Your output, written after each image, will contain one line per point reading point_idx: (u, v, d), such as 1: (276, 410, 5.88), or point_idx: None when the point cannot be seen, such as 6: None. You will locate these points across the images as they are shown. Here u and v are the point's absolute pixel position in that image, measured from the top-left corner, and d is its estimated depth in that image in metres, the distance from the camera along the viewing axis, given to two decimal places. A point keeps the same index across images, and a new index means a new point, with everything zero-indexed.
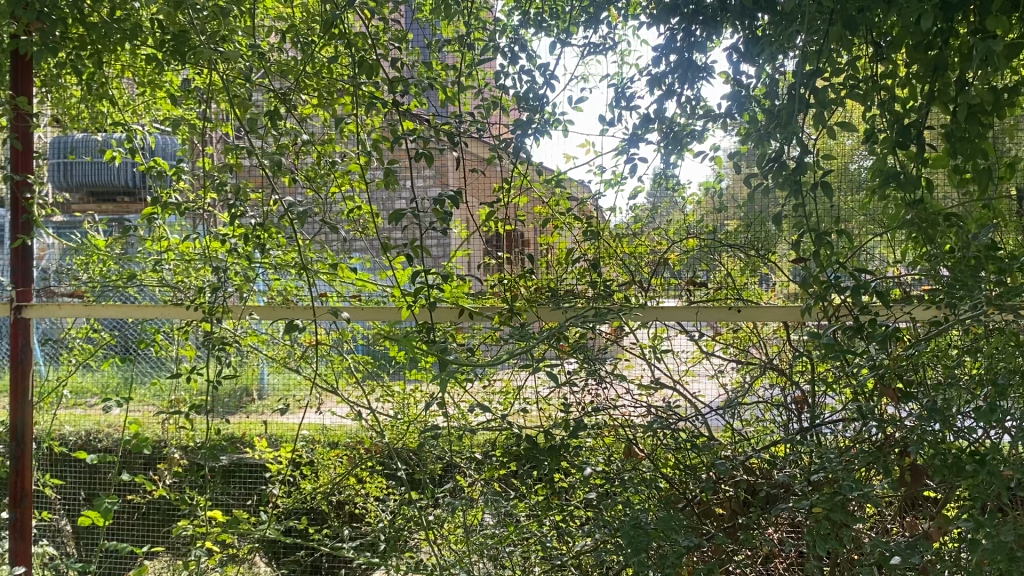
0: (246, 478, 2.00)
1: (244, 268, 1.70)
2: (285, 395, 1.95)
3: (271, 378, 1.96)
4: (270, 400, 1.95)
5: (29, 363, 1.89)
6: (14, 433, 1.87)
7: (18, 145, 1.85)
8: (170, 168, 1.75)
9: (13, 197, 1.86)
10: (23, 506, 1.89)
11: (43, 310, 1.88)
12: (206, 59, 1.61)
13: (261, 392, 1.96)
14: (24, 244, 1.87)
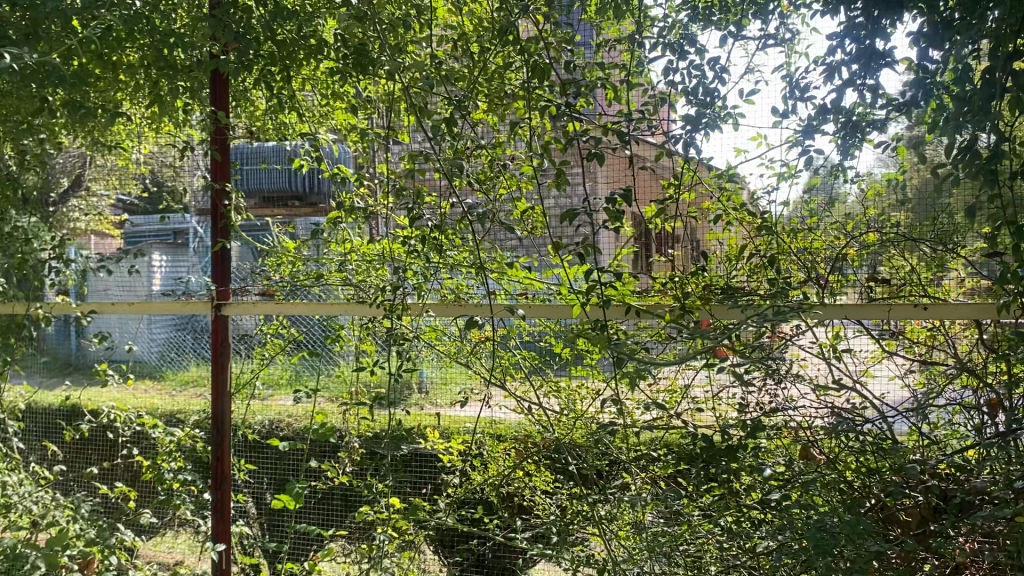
0: (422, 466, 2.09)
1: (420, 268, 1.78)
2: (443, 389, 2.05)
3: (430, 372, 2.05)
4: (430, 395, 2.05)
5: (228, 356, 2.05)
6: (215, 420, 2.03)
7: (217, 156, 2.00)
8: (353, 174, 1.86)
9: (214, 204, 2.01)
10: (224, 488, 2.04)
11: (239, 308, 2.03)
12: (385, 70, 1.70)
13: (422, 386, 2.05)
14: (224, 248, 2.04)
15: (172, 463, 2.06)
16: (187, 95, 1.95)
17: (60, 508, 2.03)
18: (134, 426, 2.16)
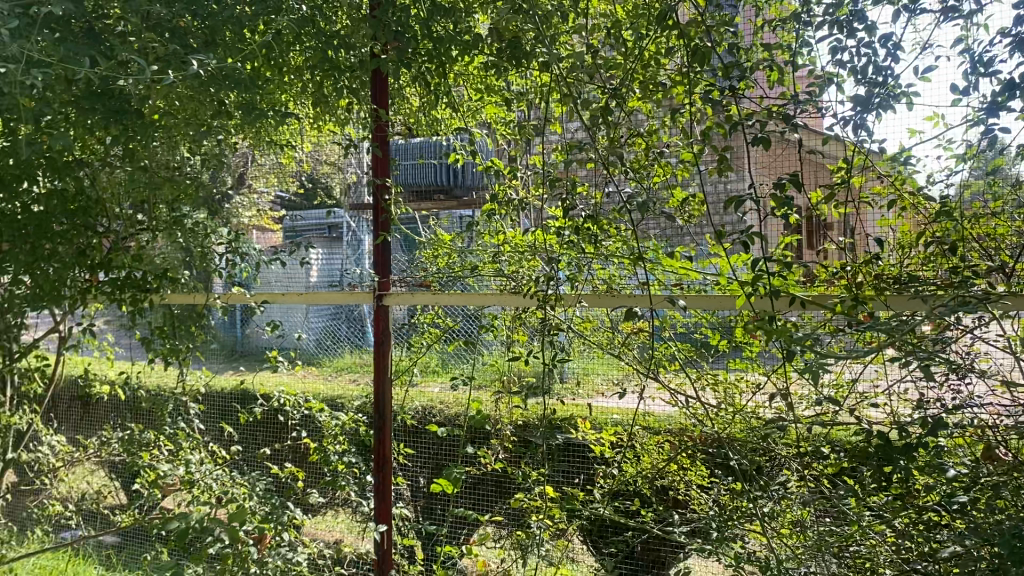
0: (574, 456, 2.11)
1: (573, 258, 1.77)
2: (584, 378, 2.07)
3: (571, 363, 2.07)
4: (571, 383, 2.06)
5: (388, 346, 2.15)
6: (376, 405, 2.12)
7: (378, 151, 2.05)
8: (506, 167, 1.87)
9: (375, 199, 2.07)
10: (384, 471, 2.13)
11: (400, 298, 2.11)
12: (539, 61, 1.71)
13: (563, 375, 2.06)
14: (385, 240, 2.10)
15: (337, 445, 2.16)
16: (349, 94, 2.02)
17: (237, 487, 2.15)
18: (302, 409, 2.27)
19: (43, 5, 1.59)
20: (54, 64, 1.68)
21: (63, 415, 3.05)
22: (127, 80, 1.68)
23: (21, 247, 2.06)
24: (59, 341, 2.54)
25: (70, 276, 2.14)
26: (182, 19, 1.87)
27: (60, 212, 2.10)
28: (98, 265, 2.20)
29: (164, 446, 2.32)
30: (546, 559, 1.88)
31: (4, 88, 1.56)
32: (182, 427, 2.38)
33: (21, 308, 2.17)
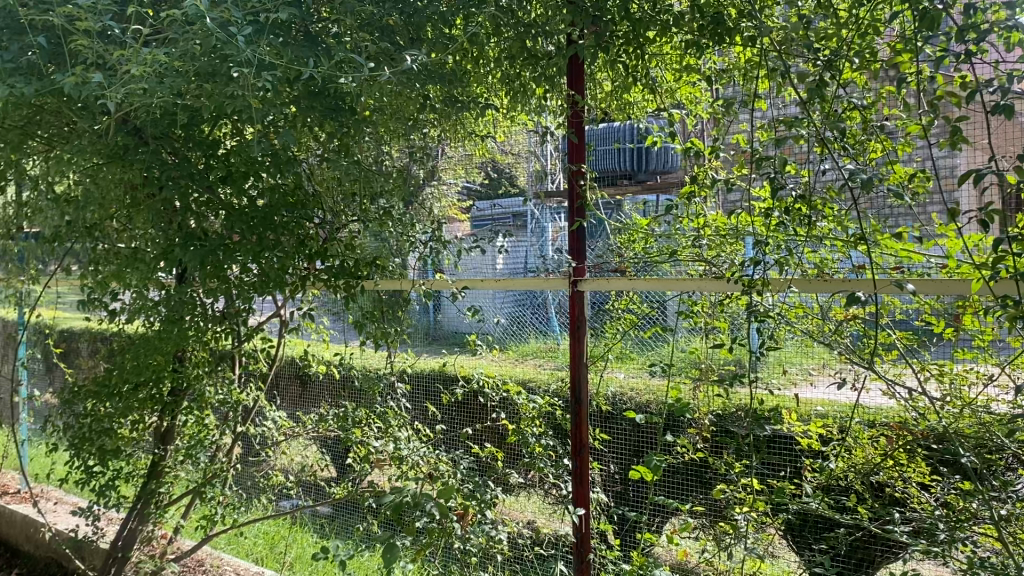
0: (782, 450, 2.07)
1: (780, 241, 1.70)
2: (779, 369, 1.99)
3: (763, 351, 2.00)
4: (768, 372, 2.00)
5: (584, 330, 2.14)
6: (573, 389, 2.12)
7: (574, 138, 2.06)
8: (706, 147, 1.83)
9: (571, 185, 2.08)
10: (582, 455, 2.14)
11: (595, 284, 2.10)
12: (743, 36, 1.66)
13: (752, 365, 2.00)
14: (580, 226, 2.10)
15: (535, 428, 2.20)
16: (546, 81, 2.02)
17: (442, 465, 2.25)
18: (500, 392, 2.32)
19: (273, 12, 1.74)
20: (282, 66, 1.83)
21: (285, 392, 3.32)
22: (345, 78, 1.80)
23: (250, 238, 2.21)
24: (281, 325, 2.76)
25: (293, 264, 2.32)
26: (391, 18, 1.96)
27: (282, 205, 2.25)
28: (315, 253, 2.35)
29: (374, 424, 2.47)
30: (752, 551, 1.83)
31: (241, 90, 1.71)
32: (389, 406, 2.52)
33: (248, 296, 2.32)
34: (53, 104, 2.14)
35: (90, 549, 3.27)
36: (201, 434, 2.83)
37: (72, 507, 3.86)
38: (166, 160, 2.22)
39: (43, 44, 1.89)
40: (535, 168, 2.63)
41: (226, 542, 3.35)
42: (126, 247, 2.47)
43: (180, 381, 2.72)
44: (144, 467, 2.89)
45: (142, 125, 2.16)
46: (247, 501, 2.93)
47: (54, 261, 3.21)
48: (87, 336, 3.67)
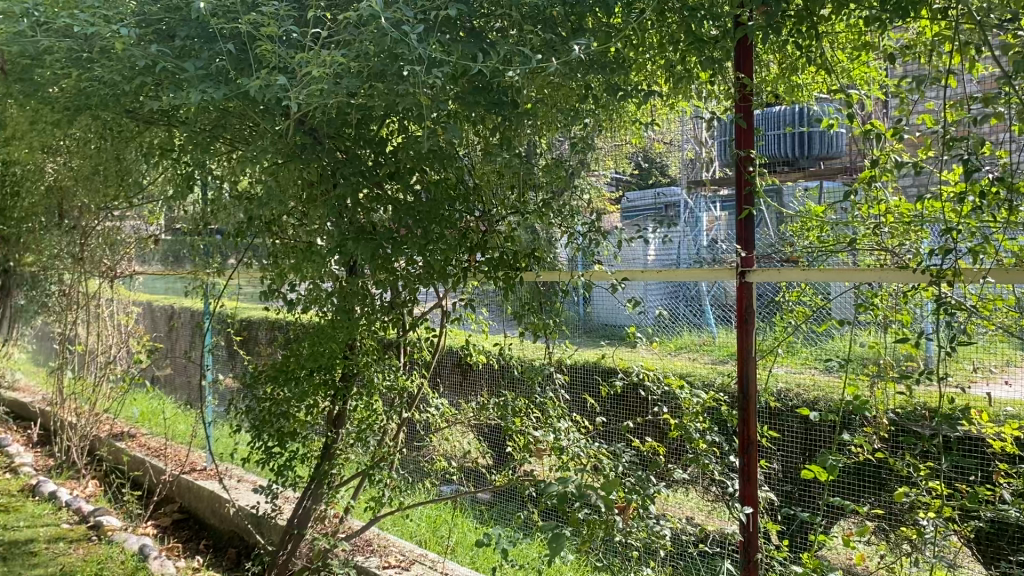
0: (972, 451, 2.01)
1: (975, 228, 1.57)
2: (967, 365, 1.87)
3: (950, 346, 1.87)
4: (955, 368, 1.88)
5: (753, 322, 2.03)
6: (741, 384, 2.03)
7: (742, 123, 1.98)
8: (888, 128, 1.73)
9: (738, 172, 2.01)
10: (750, 452, 2.04)
11: (765, 274, 1.99)
12: (931, 8, 1.56)
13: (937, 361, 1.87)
14: (748, 215, 2.02)
15: (700, 424, 2.14)
16: (714, 64, 1.95)
17: (603, 456, 2.25)
18: (662, 385, 2.28)
19: (442, 9, 1.78)
20: (450, 61, 1.88)
21: (447, 380, 3.45)
22: (512, 72, 1.83)
23: (417, 231, 2.28)
24: (443, 315, 2.84)
25: (457, 256, 2.38)
26: (553, 9, 1.96)
27: (446, 198, 2.31)
28: (476, 245, 2.41)
29: (534, 413, 2.50)
30: (939, 560, 1.71)
31: (413, 87, 1.77)
32: (549, 397, 2.55)
33: (414, 286, 2.40)
34: (238, 107, 2.29)
35: (269, 524, 3.50)
36: (369, 419, 2.93)
37: (252, 484, 4.15)
38: (338, 157, 2.32)
39: (232, 51, 2.03)
40: (685, 154, 2.86)
41: (391, 523, 3.50)
42: (301, 241, 2.61)
43: (350, 368, 2.85)
44: (317, 449, 3.06)
45: (317, 125, 2.27)
46: (411, 485, 3.04)
47: (235, 256, 3.45)
48: (265, 325, 3.92)
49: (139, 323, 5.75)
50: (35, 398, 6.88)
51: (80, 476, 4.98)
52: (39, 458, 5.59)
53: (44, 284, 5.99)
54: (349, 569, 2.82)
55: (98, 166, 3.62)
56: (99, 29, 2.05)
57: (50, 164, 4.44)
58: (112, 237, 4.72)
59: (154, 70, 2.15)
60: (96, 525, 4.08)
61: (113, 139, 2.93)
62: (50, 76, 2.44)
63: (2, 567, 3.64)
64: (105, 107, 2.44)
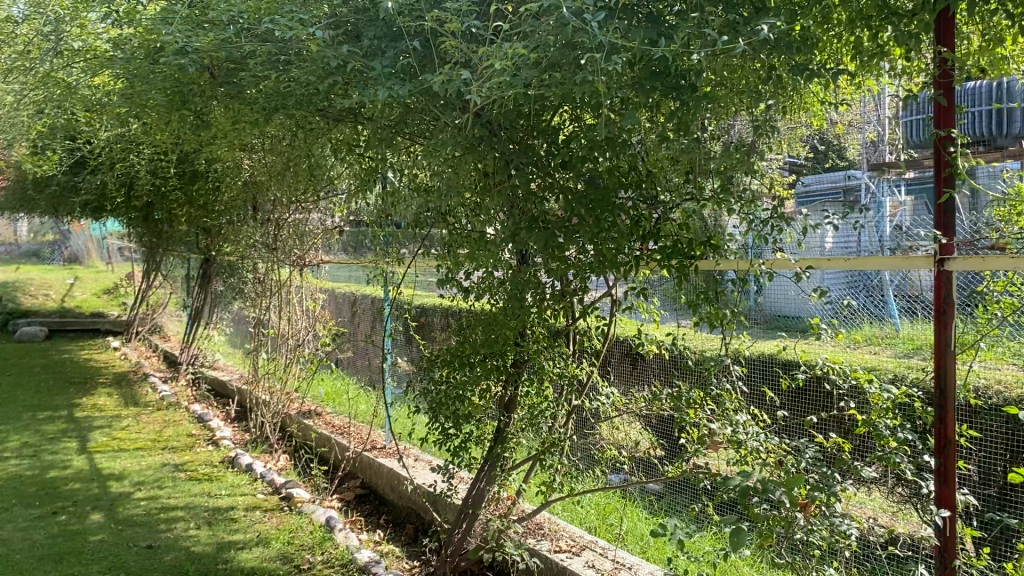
0: None
1: None
2: None
3: None
4: None
5: (953, 313, 1.89)
6: (938, 378, 1.89)
7: (942, 100, 1.84)
8: None
9: (937, 152, 1.87)
10: (947, 453, 1.90)
11: (967, 262, 1.84)
12: None
13: None
14: (949, 198, 1.88)
15: (889, 420, 2.03)
16: (911, 40, 1.81)
17: (783, 450, 2.18)
18: (848, 379, 2.17)
19: None
20: (629, 48, 1.87)
21: (616, 369, 3.50)
22: (694, 55, 1.79)
23: (588, 220, 2.27)
24: (614, 304, 2.83)
25: (629, 245, 2.33)
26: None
27: (617, 186, 2.28)
28: (649, 233, 2.34)
29: (708, 405, 2.46)
30: None
31: (591, 75, 1.77)
32: (725, 387, 2.49)
33: (586, 275, 2.40)
34: (420, 102, 2.38)
35: (445, 503, 3.65)
36: (541, 404, 2.98)
37: (429, 464, 4.33)
38: (512, 148, 2.36)
39: (416, 47, 2.11)
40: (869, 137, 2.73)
41: (560, 508, 3.56)
42: (476, 230, 2.68)
43: (522, 355, 2.90)
44: (490, 432, 3.15)
45: (494, 117, 2.31)
46: (582, 471, 3.07)
47: (414, 245, 3.60)
48: (440, 311, 4.07)
49: (324, 309, 6.13)
50: (232, 377, 7.48)
51: (273, 450, 5.37)
52: (237, 432, 6.07)
53: (241, 272, 6.50)
54: (522, 551, 2.88)
55: (290, 162, 3.88)
56: (297, 33, 2.20)
57: (248, 161, 4.81)
58: (301, 228, 5.05)
59: (344, 69, 2.27)
60: (287, 496, 4.38)
61: (305, 136, 3.13)
62: (252, 80, 2.64)
63: (208, 530, 3.98)
64: (300, 106, 2.61)
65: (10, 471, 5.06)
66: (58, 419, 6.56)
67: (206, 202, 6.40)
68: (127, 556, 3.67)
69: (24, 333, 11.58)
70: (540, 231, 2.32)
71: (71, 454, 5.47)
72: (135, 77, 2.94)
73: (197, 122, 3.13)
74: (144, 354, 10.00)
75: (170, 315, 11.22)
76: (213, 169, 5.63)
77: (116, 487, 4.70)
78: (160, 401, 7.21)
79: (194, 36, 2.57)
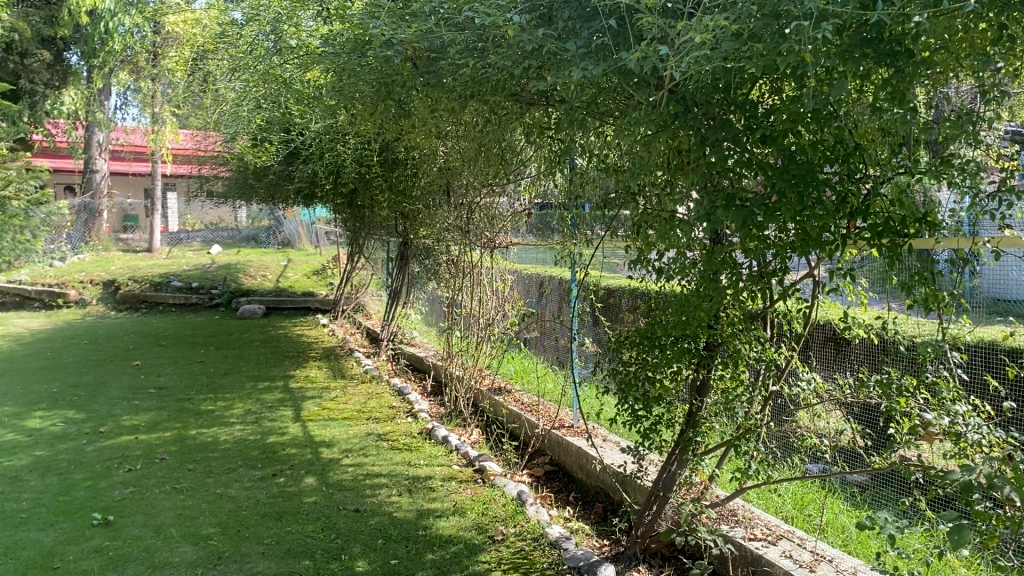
0: None
1: None
2: None
3: None
4: None
5: None
6: None
7: None
8: None
9: None
10: None
11: None
12: None
13: None
14: None
15: None
16: None
17: (1011, 444, 2.00)
18: None
19: None
20: (838, 14, 1.78)
21: (819, 355, 3.50)
22: (915, 18, 1.67)
23: (790, 196, 2.10)
24: (814, 285, 2.71)
25: (835, 223, 2.15)
26: None
27: (823, 159, 2.10)
28: (857, 211, 2.15)
29: (922, 393, 2.30)
30: None
31: (798, 45, 1.70)
32: (941, 376, 2.33)
33: (787, 255, 2.29)
34: (614, 81, 2.37)
35: (635, 484, 3.66)
36: (736, 388, 2.91)
37: (617, 445, 4.35)
38: (707, 123, 2.28)
39: (611, 26, 2.11)
40: None
41: (755, 496, 3.47)
42: (668, 210, 2.64)
43: (715, 338, 2.84)
44: (682, 414, 3.11)
45: (689, 92, 2.25)
46: (778, 458, 2.97)
47: (603, 226, 3.62)
48: (629, 293, 4.07)
49: (514, 290, 6.30)
50: (428, 354, 7.85)
51: (467, 425, 5.59)
52: (433, 407, 6.37)
53: (436, 255, 6.80)
54: (715, 536, 2.83)
55: (482, 148, 4.00)
56: (495, 19, 2.26)
57: (442, 147, 5.02)
58: (492, 212, 5.21)
59: (541, 52, 2.31)
60: (481, 469, 4.55)
61: (498, 121, 3.22)
62: (451, 68, 2.74)
63: (408, 497, 4.21)
64: (495, 90, 2.68)
65: (236, 435, 5.58)
66: (275, 389, 7.15)
67: (404, 188, 6.72)
68: (337, 518, 3.95)
69: (245, 311, 12.69)
70: (737, 210, 2.18)
71: (287, 421, 5.95)
72: (344, 71, 3.14)
73: (399, 111, 3.29)
74: (348, 331, 10.68)
75: (371, 296, 11.91)
76: (411, 156, 5.93)
77: (326, 454, 5.07)
78: (363, 374, 7.70)
79: (398, 28, 2.70)
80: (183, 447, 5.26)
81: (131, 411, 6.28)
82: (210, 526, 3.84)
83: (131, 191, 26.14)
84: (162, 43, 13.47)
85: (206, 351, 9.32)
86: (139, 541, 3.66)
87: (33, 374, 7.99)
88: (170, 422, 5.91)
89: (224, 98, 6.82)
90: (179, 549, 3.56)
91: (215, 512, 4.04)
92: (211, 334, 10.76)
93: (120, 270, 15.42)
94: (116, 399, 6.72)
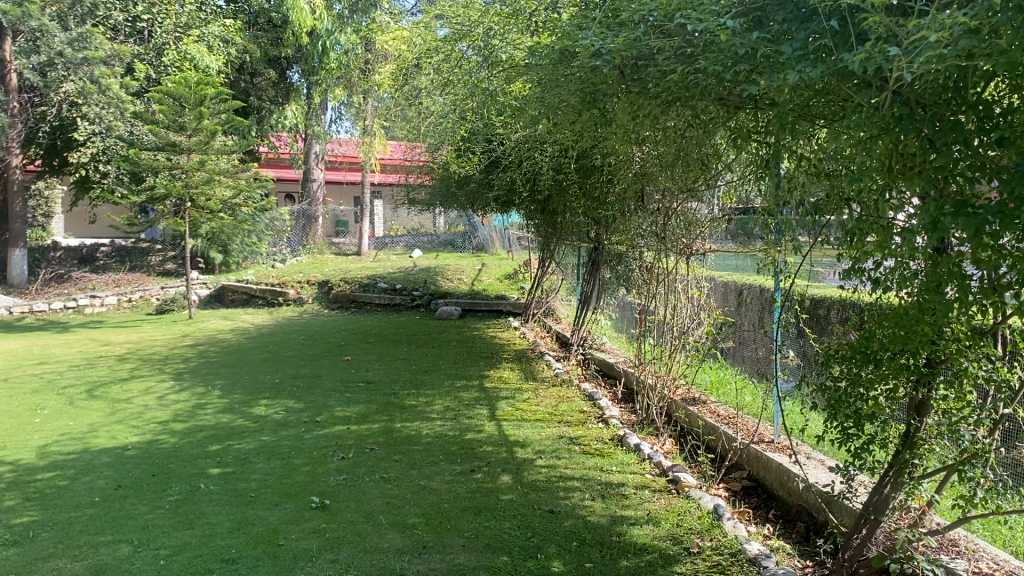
0: None
1: None
2: None
3: None
4: None
5: None
6: None
7: None
8: None
9: None
10: None
11: None
12: None
13: None
14: None
15: None
16: None
17: None
18: None
19: None
20: None
21: None
22: None
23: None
24: None
25: None
26: None
27: None
28: None
29: None
30: None
31: None
32: None
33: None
34: (831, 84, 2.28)
35: (842, 505, 3.49)
36: (961, 410, 2.69)
37: (822, 463, 4.16)
38: (936, 126, 2.14)
39: (832, 27, 2.03)
40: None
41: (980, 527, 3.20)
42: (886, 218, 2.49)
43: (937, 355, 2.65)
44: (897, 435, 2.94)
45: (916, 93, 2.12)
46: (1009, 488, 2.73)
47: (810, 234, 3.48)
48: (837, 303, 3.88)
49: (712, 299, 6.17)
50: (619, 360, 7.85)
51: (660, 433, 5.54)
52: (625, 413, 6.37)
53: (631, 261, 6.80)
54: (934, 567, 2.65)
55: (683, 153, 3.96)
56: (708, 25, 2.24)
57: (640, 153, 5.01)
58: (691, 217, 5.14)
59: (755, 57, 2.26)
60: (675, 480, 4.50)
61: (702, 127, 3.18)
62: (657, 75, 2.74)
63: (601, 503, 4.23)
64: (702, 96, 2.66)
65: (437, 430, 5.84)
66: (472, 388, 7.41)
67: (599, 194, 6.76)
68: (533, 517, 4.04)
69: (443, 312, 13.26)
70: (969, 219, 2.03)
71: (484, 420, 6.16)
72: (550, 81, 3.23)
73: (601, 119, 3.33)
74: (540, 334, 10.88)
75: (562, 300, 12.08)
76: (608, 162, 5.96)
77: (521, 453, 5.20)
78: (555, 377, 7.82)
79: (606, 38, 2.74)
80: (389, 439, 5.57)
81: (343, 403, 6.74)
82: (414, 516, 4.05)
83: (342, 198, 27.99)
84: (374, 58, 14.33)
85: (409, 350, 9.82)
86: (352, 525, 3.93)
87: (258, 365, 8.75)
88: (378, 415, 6.28)
89: (431, 109, 7.18)
90: (387, 536, 3.78)
91: (419, 503, 4.25)
92: (413, 333, 11.32)
93: (333, 271, 16.56)
94: (329, 391, 7.23)
